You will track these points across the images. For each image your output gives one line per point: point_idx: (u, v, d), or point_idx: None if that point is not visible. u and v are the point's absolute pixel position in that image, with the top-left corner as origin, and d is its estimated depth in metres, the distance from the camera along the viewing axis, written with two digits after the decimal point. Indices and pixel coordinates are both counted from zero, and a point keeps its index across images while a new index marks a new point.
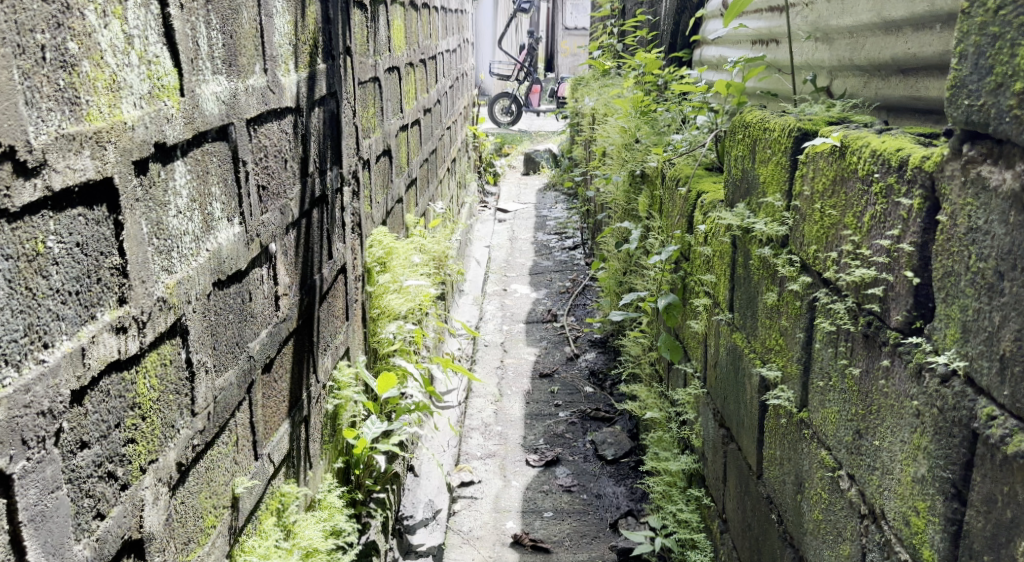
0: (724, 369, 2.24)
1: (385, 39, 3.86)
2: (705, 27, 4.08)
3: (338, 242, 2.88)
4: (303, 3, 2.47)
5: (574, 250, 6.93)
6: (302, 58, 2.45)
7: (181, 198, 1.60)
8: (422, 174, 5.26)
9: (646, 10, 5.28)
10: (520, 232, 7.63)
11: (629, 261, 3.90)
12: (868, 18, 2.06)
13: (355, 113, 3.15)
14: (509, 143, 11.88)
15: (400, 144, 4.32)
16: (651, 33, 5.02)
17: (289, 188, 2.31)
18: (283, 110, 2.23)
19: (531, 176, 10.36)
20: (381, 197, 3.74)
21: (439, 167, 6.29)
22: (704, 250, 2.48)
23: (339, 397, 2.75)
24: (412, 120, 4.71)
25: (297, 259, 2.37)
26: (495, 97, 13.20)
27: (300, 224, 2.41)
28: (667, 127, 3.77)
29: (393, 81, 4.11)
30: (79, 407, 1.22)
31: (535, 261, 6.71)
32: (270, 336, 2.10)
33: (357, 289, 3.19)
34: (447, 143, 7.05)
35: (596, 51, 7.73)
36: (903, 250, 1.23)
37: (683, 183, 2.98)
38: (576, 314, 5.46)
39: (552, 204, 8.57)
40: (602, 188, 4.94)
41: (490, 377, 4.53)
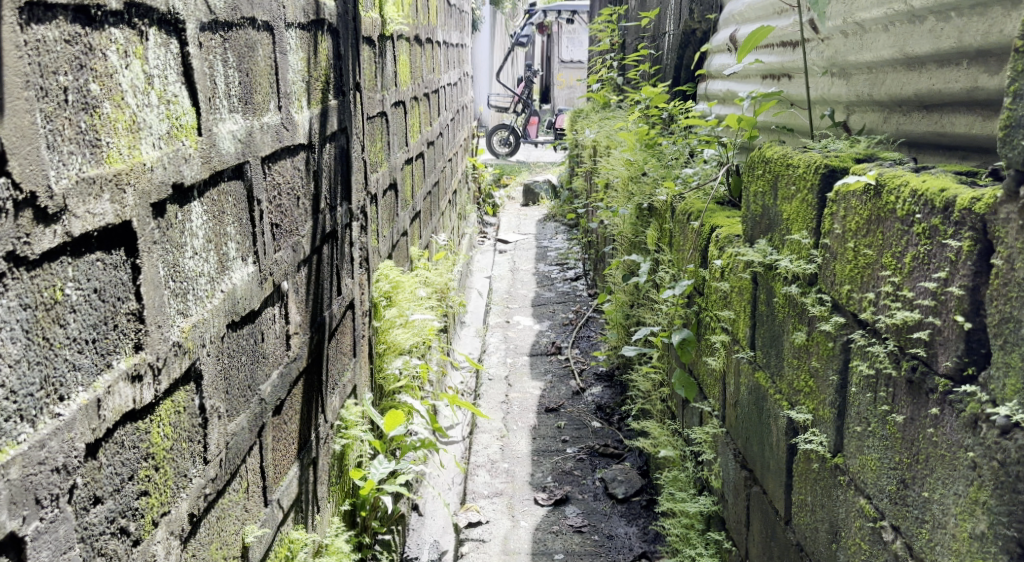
0: (745, 409, 2.19)
1: (391, 73, 3.84)
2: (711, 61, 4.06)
3: (347, 278, 2.83)
4: (315, 39, 2.45)
5: (576, 281, 6.89)
6: (314, 94, 2.42)
7: (197, 239, 1.56)
8: (425, 207, 5.23)
9: (649, 43, 5.29)
10: (521, 263, 7.58)
11: (637, 295, 3.86)
12: (889, 54, 2.00)
13: (364, 148, 3.12)
14: (508, 174, 11.88)
15: (405, 176, 4.29)
16: (654, 66, 5.02)
17: (301, 225, 2.26)
18: (295, 146, 2.19)
19: (530, 207, 10.34)
20: (387, 231, 3.70)
21: (441, 199, 6.26)
22: (721, 286, 2.43)
23: (347, 437, 2.69)
24: (416, 153, 4.68)
25: (308, 297, 2.32)
26: (493, 129, 13.22)
27: (311, 260, 2.36)
28: (675, 160, 3.74)
29: (399, 114, 4.09)
30: (93, 461, 1.17)
31: (537, 293, 6.66)
32: (281, 377, 2.05)
33: (364, 324, 3.14)
34: (448, 174, 7.03)
35: (595, 83, 7.74)
36: (951, 294, 1.19)
37: (696, 216, 2.94)
38: (580, 347, 5.40)
39: (553, 236, 8.54)
40: (606, 220, 4.90)
41: (495, 412, 4.46)
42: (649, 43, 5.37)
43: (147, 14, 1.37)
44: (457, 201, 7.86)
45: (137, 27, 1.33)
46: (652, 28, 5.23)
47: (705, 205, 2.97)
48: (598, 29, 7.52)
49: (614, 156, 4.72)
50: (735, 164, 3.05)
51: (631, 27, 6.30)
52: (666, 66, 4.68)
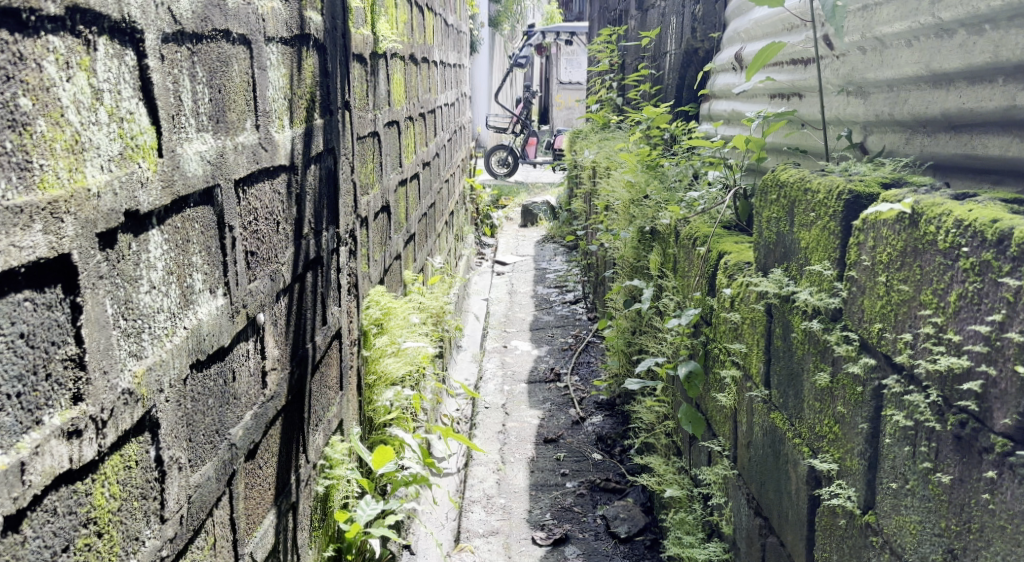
0: (759, 452, 2.04)
1: (384, 92, 3.70)
2: (715, 80, 3.93)
3: (334, 307, 2.67)
4: (299, 55, 2.30)
5: (576, 304, 6.73)
6: (297, 113, 2.27)
7: (156, 271, 1.40)
8: (420, 229, 5.08)
9: (650, 62, 5.16)
10: (519, 286, 7.43)
11: (639, 322, 3.70)
12: (912, 71, 1.85)
13: (353, 169, 2.97)
14: (506, 195, 11.76)
15: (399, 198, 4.14)
16: (656, 85, 4.89)
17: (281, 252, 2.11)
18: (275, 168, 2.04)
19: (529, 228, 10.20)
20: (379, 255, 3.55)
21: (437, 221, 6.11)
22: (730, 318, 2.28)
23: (331, 477, 2.54)
24: (411, 175, 4.53)
25: (287, 329, 2.17)
26: (491, 149, 13.10)
27: (292, 290, 2.21)
28: (678, 182, 3.59)
29: (392, 134, 3.94)
30: (14, 536, 1.02)
31: (535, 316, 6.50)
32: (255, 419, 1.89)
33: (353, 354, 2.98)
34: (445, 195, 6.88)
35: (595, 104, 7.61)
36: (1009, 340, 1.07)
37: (702, 241, 2.79)
38: (580, 373, 5.24)
39: (551, 257, 8.38)
40: (606, 244, 4.75)
41: (491, 443, 4.30)
42: (650, 62, 5.23)
43: (96, 21, 1.22)
44: (455, 222, 7.72)
45: (82, 36, 1.18)
46: (653, 47, 5.10)
47: (712, 230, 2.82)
48: (597, 49, 7.40)
49: (614, 179, 4.57)
50: (743, 186, 2.90)
51: (631, 47, 6.17)
52: (668, 86, 4.54)
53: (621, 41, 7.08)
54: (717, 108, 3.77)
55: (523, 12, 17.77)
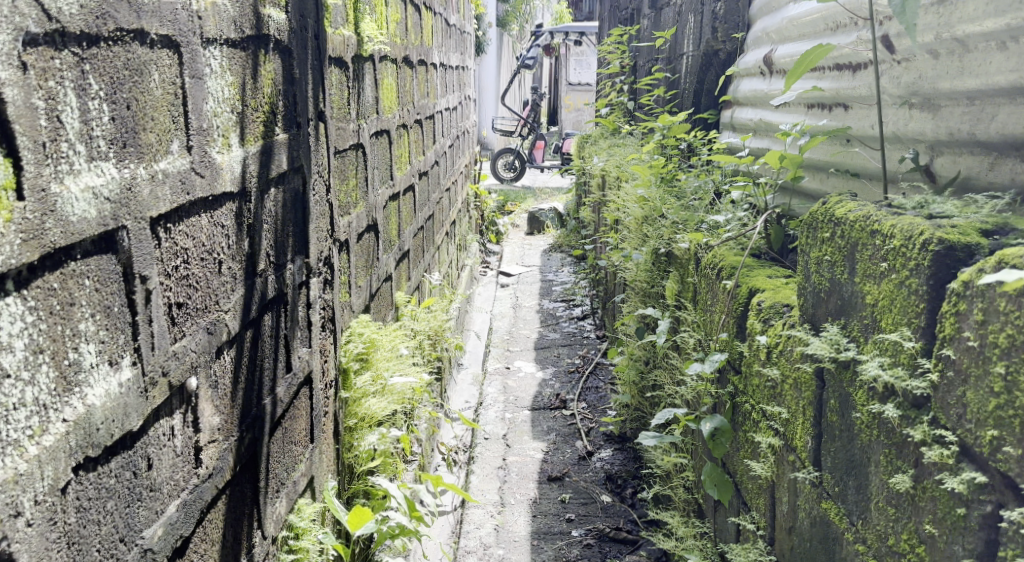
0: (808, 546, 1.68)
1: (371, 99, 3.33)
2: (737, 85, 3.55)
3: (302, 349, 2.31)
4: (255, 59, 1.93)
5: (584, 320, 6.36)
6: (252, 129, 1.90)
7: (10, 353, 1.07)
8: (416, 245, 4.72)
9: (664, 65, 4.78)
10: (524, 299, 7.05)
11: (653, 355, 3.33)
12: (1007, 80, 1.49)
13: (330, 189, 2.60)
14: (512, 201, 11.39)
15: (389, 214, 3.78)
16: (671, 90, 4.51)
17: (225, 296, 1.74)
18: (214, 197, 1.67)
19: (535, 236, 9.83)
20: (365, 280, 3.18)
21: (435, 233, 5.74)
22: (768, 373, 1.91)
23: (297, 550, 2.17)
24: (404, 187, 4.17)
25: (234, 388, 1.80)
26: (497, 153, 12.73)
27: (241, 339, 1.84)
28: (698, 199, 3.22)
29: (381, 145, 3.57)
30: None
31: (541, 333, 6.13)
32: (184, 509, 1.54)
33: (328, 399, 2.61)
34: (446, 204, 6.51)
35: (604, 107, 7.23)
36: None
37: (729, 273, 2.41)
38: (587, 399, 4.87)
39: (558, 268, 8.01)
40: (616, 262, 4.37)
41: (491, 481, 3.94)
42: (663, 66, 4.87)
43: None
44: (457, 231, 7.35)
45: None
46: (667, 50, 4.73)
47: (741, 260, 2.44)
48: (607, 50, 7.02)
49: (626, 193, 4.20)
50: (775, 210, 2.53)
51: (642, 49, 5.80)
52: (685, 91, 4.16)
53: (632, 42, 6.70)
54: (742, 117, 3.39)
55: (532, 13, 17.40)
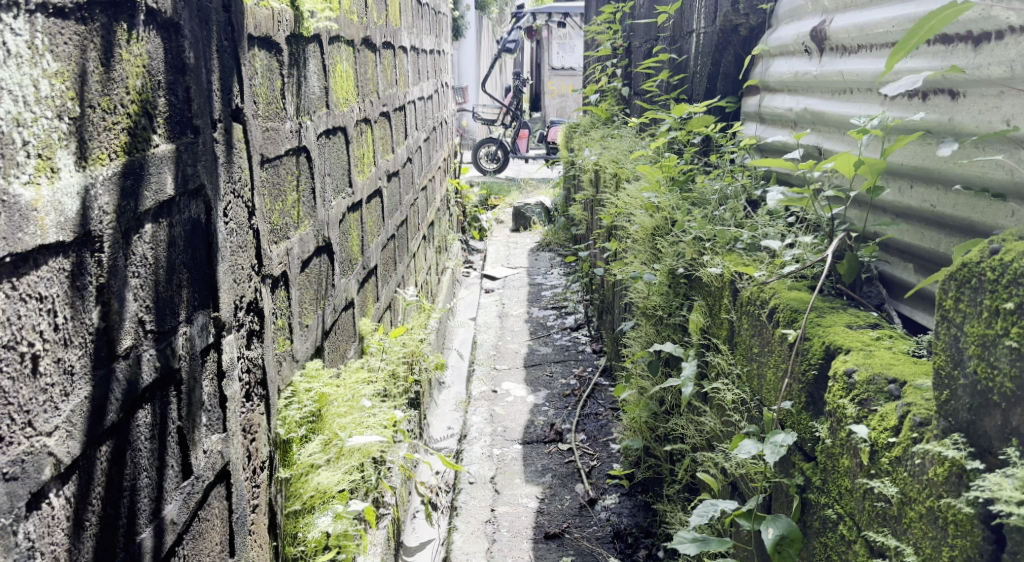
0: None
1: (318, 90, 2.70)
2: (765, 67, 2.96)
3: (211, 438, 1.69)
4: (111, 37, 1.30)
5: (578, 332, 5.75)
6: (107, 142, 1.28)
7: None
8: (385, 258, 4.09)
9: (668, 45, 4.18)
10: (510, 308, 6.43)
11: (672, 400, 2.72)
12: None
13: (256, 211, 1.98)
14: (496, 194, 10.77)
15: (348, 229, 3.15)
16: (677, 74, 3.90)
17: (54, 405, 1.14)
18: (17, 255, 1.08)
19: (521, 233, 9.20)
20: (315, 317, 2.56)
21: (410, 239, 5.12)
22: (875, 489, 1.37)
23: None
24: (367, 194, 3.55)
25: (75, 540, 1.18)
26: (479, 144, 12.09)
27: (91, 460, 1.22)
28: (725, 210, 2.60)
29: (336, 146, 2.95)
30: None
31: (531, 348, 5.52)
32: None
33: (256, 489, 1.96)
34: (422, 205, 5.88)
35: (594, 94, 6.62)
36: None
37: (790, 321, 1.80)
38: (586, 429, 4.26)
39: (547, 271, 7.39)
40: (619, 276, 3.77)
41: (477, 541, 3.33)
42: (664, 47, 4.28)
43: None
44: (435, 233, 6.72)
45: None
46: (671, 29, 4.12)
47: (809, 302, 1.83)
48: (598, 30, 6.40)
49: (631, 196, 3.59)
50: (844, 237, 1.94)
51: (639, 28, 5.19)
52: (698, 74, 3.56)
53: (624, 21, 6.08)
54: (774, 105, 2.80)
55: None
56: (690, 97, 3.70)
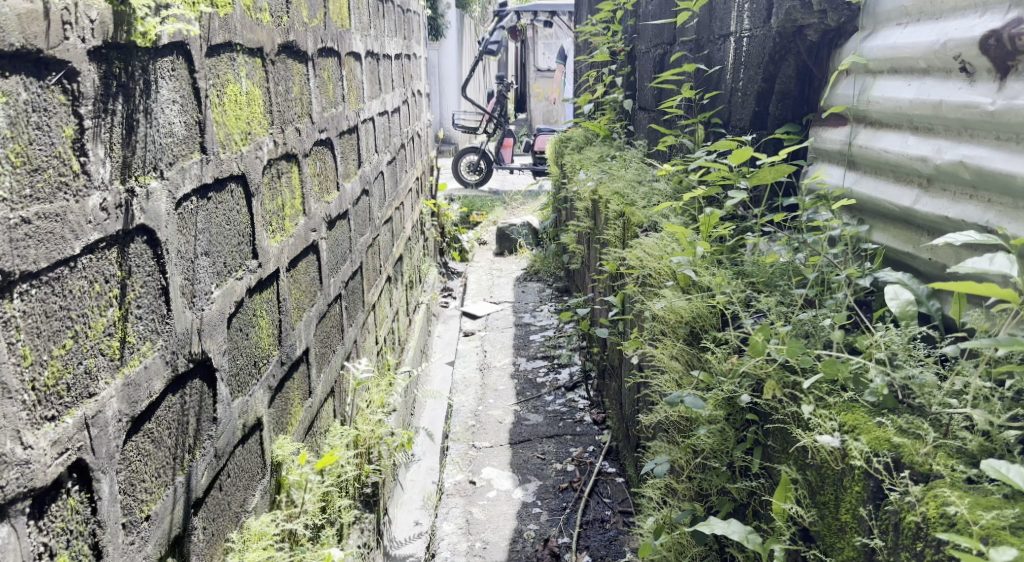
0: None
1: (184, 128, 1.76)
2: (845, 90, 2.26)
3: None
4: None
5: (574, 394, 4.78)
6: None
7: None
8: (325, 330, 3.14)
9: (690, 51, 3.25)
10: (493, 357, 5.46)
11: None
12: None
13: None
14: (478, 210, 9.78)
15: (253, 318, 2.21)
16: (707, 91, 2.98)
17: None
18: None
19: (505, 258, 8.22)
20: (163, 494, 1.59)
21: (368, 289, 4.17)
22: None
23: None
24: (291, 259, 2.60)
25: None
26: (460, 154, 11.13)
27: None
28: (832, 322, 1.77)
29: (226, 204, 2.01)
30: None
31: (517, 415, 4.55)
32: None
33: None
34: (387, 241, 4.93)
35: (589, 104, 5.68)
36: None
37: None
38: (590, 545, 3.29)
39: (536, 308, 6.41)
40: (633, 360, 2.82)
41: None
42: (684, 55, 3.35)
43: None
44: (404, 269, 5.75)
45: None
46: (695, 33, 3.18)
47: None
48: (595, 31, 5.46)
49: (658, 259, 2.66)
50: None
51: (646, 28, 4.23)
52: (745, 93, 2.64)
53: (624, 20, 5.15)
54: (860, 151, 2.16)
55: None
56: (728, 124, 2.78)
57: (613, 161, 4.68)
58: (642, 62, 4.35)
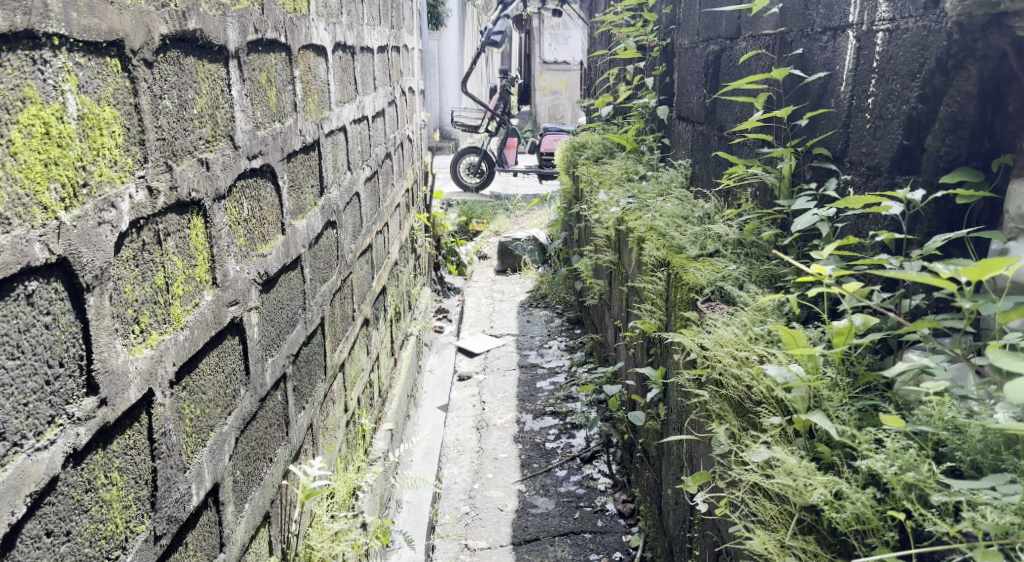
0: None
1: None
2: None
3: None
4: None
5: (592, 468, 3.86)
6: None
7: None
8: (259, 435, 2.24)
9: (771, 49, 2.38)
10: (492, 412, 4.56)
11: None
12: None
13: None
14: (478, 217, 8.86)
15: (84, 497, 1.32)
16: (811, 110, 2.16)
17: None
18: None
19: (508, 275, 7.31)
20: None
21: (335, 347, 3.28)
22: None
23: None
24: (184, 362, 1.70)
25: None
26: (459, 153, 10.21)
27: None
28: None
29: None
30: None
31: (523, 498, 3.66)
32: None
33: None
34: (364, 275, 4.03)
35: (607, 107, 4.78)
36: None
37: None
38: None
39: (543, 344, 5.51)
40: (702, 501, 1.93)
41: None
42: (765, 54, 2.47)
43: None
44: (388, 302, 4.85)
45: None
46: (782, 25, 2.32)
47: None
48: (619, 20, 4.54)
49: (747, 374, 1.80)
50: None
51: (692, 18, 3.34)
52: (889, 118, 1.88)
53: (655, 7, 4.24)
54: None
55: None
56: (860, 158, 2.00)
57: (645, 182, 3.79)
58: (687, 61, 3.44)
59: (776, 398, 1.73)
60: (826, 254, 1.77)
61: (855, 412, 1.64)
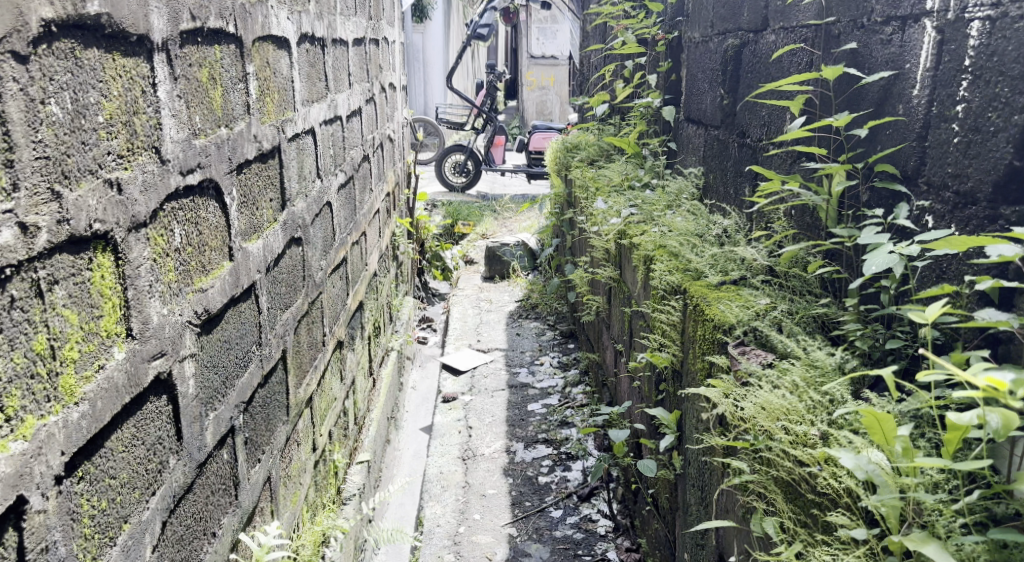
0: None
1: None
2: None
3: None
4: None
5: (591, 507, 3.48)
6: None
7: None
8: (196, 510, 1.84)
9: (821, 45, 2.14)
10: (480, 439, 4.17)
11: None
12: None
13: None
14: (464, 219, 8.45)
15: None
16: (878, 117, 1.94)
17: None
18: None
19: (496, 282, 6.91)
20: None
21: (302, 381, 2.88)
22: None
23: None
24: (78, 445, 1.31)
25: None
26: (444, 151, 9.80)
27: None
28: None
29: None
30: None
31: (514, 544, 3.27)
32: None
33: None
34: (338, 293, 3.64)
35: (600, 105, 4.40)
36: None
37: None
38: None
39: (534, 361, 5.13)
40: None
41: None
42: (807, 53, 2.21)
43: None
44: (366, 317, 4.45)
45: None
46: (833, 18, 2.10)
47: None
48: (618, 12, 4.17)
49: (814, 464, 1.50)
50: None
51: (705, 8, 2.97)
52: (997, 131, 1.62)
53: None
54: None
55: None
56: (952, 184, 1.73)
57: (651, 191, 3.42)
58: (699, 57, 3.07)
59: (856, 504, 1.44)
60: (928, 318, 1.41)
61: (981, 544, 1.32)
